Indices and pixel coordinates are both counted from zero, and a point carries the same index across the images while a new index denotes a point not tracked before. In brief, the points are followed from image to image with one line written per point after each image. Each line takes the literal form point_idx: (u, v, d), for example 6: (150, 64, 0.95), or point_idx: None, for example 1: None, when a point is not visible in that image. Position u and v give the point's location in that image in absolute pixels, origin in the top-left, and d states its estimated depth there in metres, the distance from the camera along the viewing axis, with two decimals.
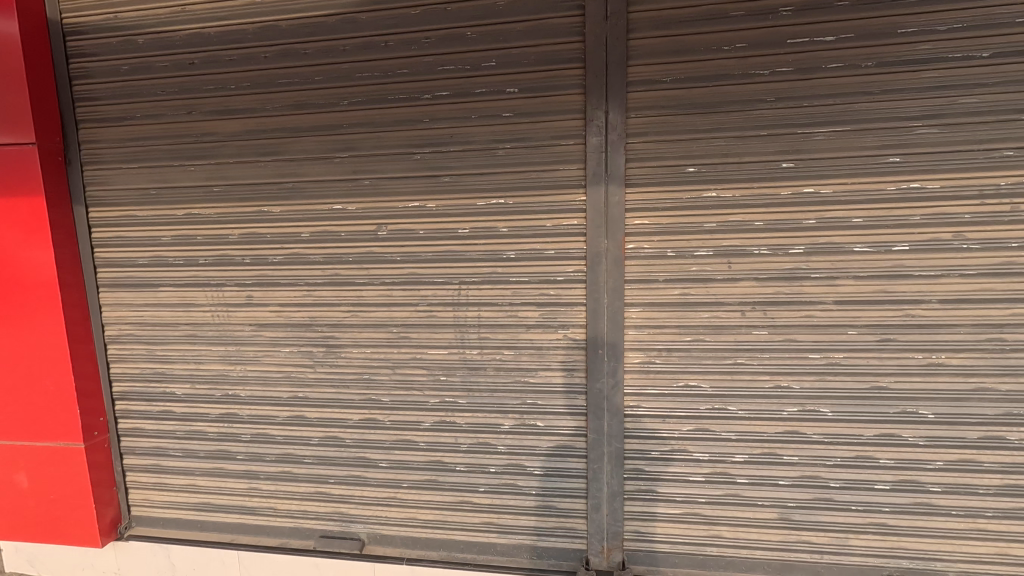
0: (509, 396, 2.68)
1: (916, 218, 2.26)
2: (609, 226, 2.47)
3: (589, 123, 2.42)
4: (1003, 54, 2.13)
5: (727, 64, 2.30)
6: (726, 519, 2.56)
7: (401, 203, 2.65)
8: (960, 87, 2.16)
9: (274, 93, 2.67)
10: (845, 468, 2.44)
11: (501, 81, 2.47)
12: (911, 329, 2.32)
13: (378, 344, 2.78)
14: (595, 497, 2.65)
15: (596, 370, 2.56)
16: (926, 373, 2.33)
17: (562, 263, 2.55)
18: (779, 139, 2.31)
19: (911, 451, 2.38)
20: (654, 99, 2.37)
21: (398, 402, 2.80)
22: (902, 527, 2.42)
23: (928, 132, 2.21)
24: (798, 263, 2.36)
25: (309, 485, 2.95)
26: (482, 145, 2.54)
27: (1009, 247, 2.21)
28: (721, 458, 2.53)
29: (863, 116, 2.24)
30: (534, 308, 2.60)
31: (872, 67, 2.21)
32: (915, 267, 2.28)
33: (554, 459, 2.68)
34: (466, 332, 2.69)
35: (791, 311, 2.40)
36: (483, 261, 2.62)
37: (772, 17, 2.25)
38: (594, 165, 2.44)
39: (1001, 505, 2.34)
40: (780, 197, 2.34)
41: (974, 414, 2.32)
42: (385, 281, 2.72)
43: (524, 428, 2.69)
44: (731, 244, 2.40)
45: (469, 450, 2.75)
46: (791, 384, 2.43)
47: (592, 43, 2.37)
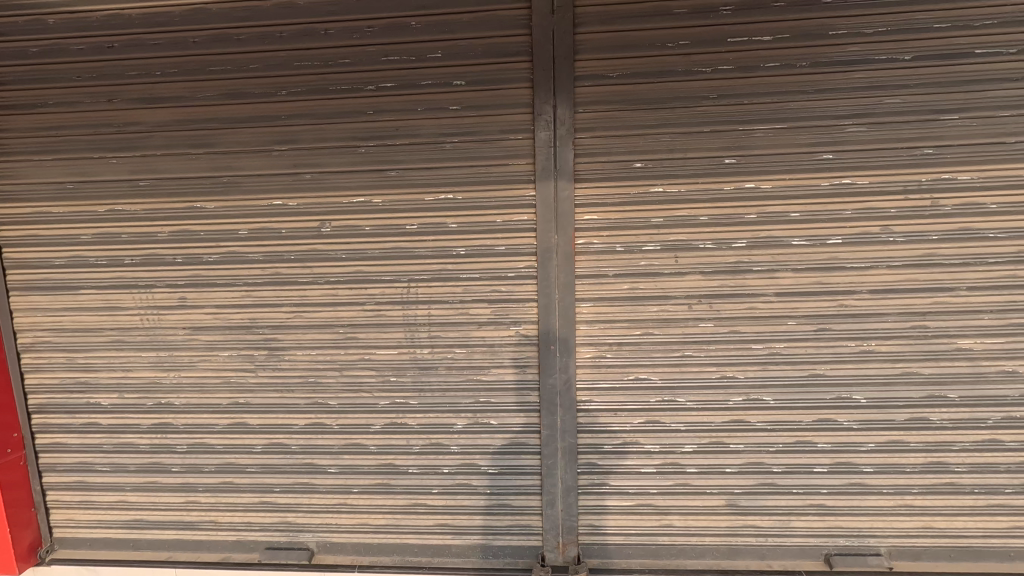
0: (462, 395, 2.65)
1: (847, 212, 2.37)
2: (559, 221, 2.47)
3: (538, 118, 2.40)
4: (924, 57, 2.25)
5: (672, 60, 2.33)
6: (677, 508, 2.63)
7: (345, 199, 2.55)
8: (886, 88, 2.28)
9: (205, 81, 2.51)
10: (786, 453, 2.55)
11: (447, 73, 2.42)
12: (845, 318, 2.44)
13: (324, 345, 2.67)
14: (550, 492, 2.65)
15: (548, 366, 2.56)
16: (858, 360, 2.46)
17: (513, 259, 2.53)
18: (722, 135, 2.37)
19: (846, 434, 2.51)
20: (601, 94, 2.38)
21: (346, 405, 2.71)
22: (838, 506, 2.56)
23: (858, 131, 2.32)
24: (740, 257, 2.44)
25: (252, 495, 2.82)
26: (429, 139, 2.47)
27: (931, 240, 2.36)
28: (671, 448, 2.59)
29: (799, 114, 2.33)
30: (486, 304, 2.58)
31: (807, 67, 2.29)
32: (848, 259, 2.40)
33: (508, 456, 2.67)
34: (416, 331, 2.63)
35: (735, 304, 2.47)
36: (433, 258, 2.57)
37: (713, 16, 2.29)
38: (543, 160, 2.43)
39: (925, 481, 2.51)
40: (724, 192, 2.40)
41: (901, 397, 2.47)
42: (330, 280, 2.62)
43: (477, 427, 2.66)
44: (678, 239, 2.45)
45: (422, 452, 2.70)
46: (736, 375, 2.51)
47: (539, 37, 2.34)
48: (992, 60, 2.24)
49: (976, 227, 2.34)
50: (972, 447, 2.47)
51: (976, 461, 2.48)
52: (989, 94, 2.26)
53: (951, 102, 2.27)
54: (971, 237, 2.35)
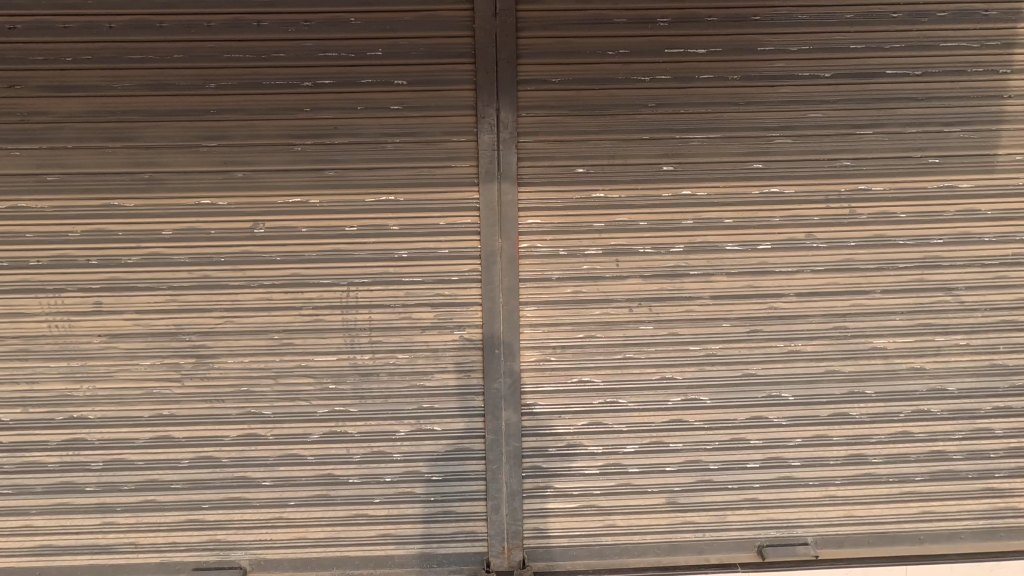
0: (404, 402, 2.59)
1: (776, 219, 2.50)
2: (503, 224, 2.47)
3: (481, 121, 2.39)
4: (842, 75, 2.41)
5: (612, 68, 2.38)
6: (620, 508, 2.68)
7: (280, 199, 2.44)
8: (809, 103, 2.43)
9: (124, 70, 2.33)
10: (722, 450, 2.65)
11: (388, 72, 2.36)
12: (774, 320, 2.57)
13: (257, 352, 2.55)
14: (495, 498, 2.64)
15: (493, 371, 2.55)
16: (787, 359, 2.60)
17: (457, 263, 2.50)
18: (660, 143, 2.44)
19: (776, 430, 2.64)
20: (544, 98, 2.39)
21: (282, 415, 2.59)
22: (770, 499, 2.69)
23: (785, 142, 2.45)
24: (678, 262, 2.52)
25: (178, 513, 2.64)
26: (369, 138, 2.41)
27: (850, 246, 2.53)
28: (614, 449, 2.63)
29: (732, 125, 2.43)
30: (428, 308, 2.53)
31: (738, 80, 2.40)
32: (777, 264, 2.53)
33: (452, 462, 2.63)
34: (357, 336, 2.55)
35: (674, 306, 2.55)
36: (374, 261, 2.50)
37: (651, 27, 2.36)
38: (486, 163, 2.42)
39: (847, 472, 2.68)
40: (662, 199, 2.47)
41: (825, 393, 2.62)
42: (265, 283, 2.50)
43: (421, 433, 2.61)
44: (619, 243, 2.50)
45: (363, 461, 2.62)
46: (674, 375, 2.59)
47: (481, 39, 2.33)
48: (902, 80, 2.42)
49: (889, 235, 2.53)
50: (887, 439, 2.66)
51: (891, 452, 2.67)
52: (899, 112, 2.44)
53: (866, 118, 2.44)
54: (885, 244, 2.53)
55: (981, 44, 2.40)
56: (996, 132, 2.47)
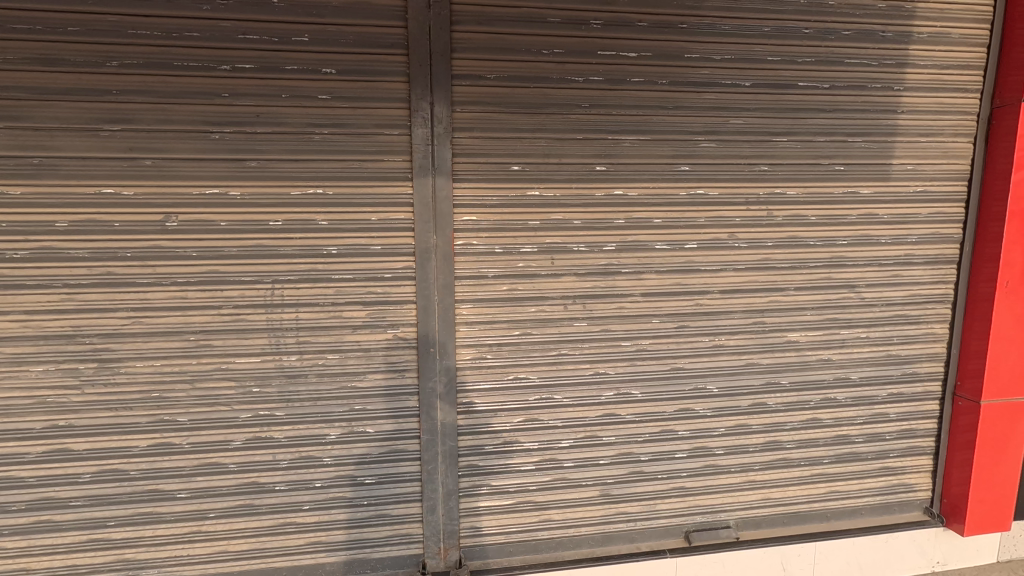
0: (335, 404, 2.50)
1: (701, 220, 2.62)
2: (437, 221, 2.42)
3: (414, 114, 2.33)
4: (761, 85, 2.56)
5: (547, 67, 2.39)
6: (555, 502, 2.72)
7: (195, 190, 2.27)
8: (731, 110, 2.56)
9: (7, 41, 2.07)
10: (652, 442, 2.75)
11: (315, 59, 2.25)
12: (700, 316, 2.70)
13: (170, 355, 2.36)
14: (430, 498, 2.61)
15: (427, 370, 2.51)
16: (712, 353, 2.74)
17: (390, 259, 2.44)
18: (593, 143, 2.48)
19: (701, 421, 2.78)
20: (479, 94, 2.37)
21: (200, 421, 2.42)
22: (695, 486, 2.83)
23: (709, 146, 2.57)
24: (611, 260, 2.59)
25: (79, 533, 2.41)
26: (294, 128, 2.29)
27: (767, 246, 2.70)
28: (549, 445, 2.67)
29: (661, 128, 2.52)
30: (360, 307, 2.45)
31: (667, 85, 2.49)
32: (702, 263, 2.66)
33: (386, 464, 2.57)
34: (283, 337, 2.42)
35: (607, 304, 2.62)
36: (301, 257, 2.38)
37: (584, 28, 2.39)
38: (420, 158, 2.37)
39: (764, 458, 2.87)
40: (596, 198, 2.52)
41: (744, 384, 2.79)
42: (178, 281, 2.32)
43: (353, 436, 2.53)
44: (555, 241, 2.53)
45: (291, 466, 2.51)
46: (607, 371, 2.66)
47: (414, 30, 2.27)
48: (812, 92, 2.61)
49: (802, 236, 2.72)
50: (798, 426, 2.87)
51: (802, 437, 2.89)
52: (810, 122, 2.63)
53: (782, 126, 2.61)
54: (798, 244, 2.72)
55: (879, 62, 2.63)
56: (892, 143, 2.72)
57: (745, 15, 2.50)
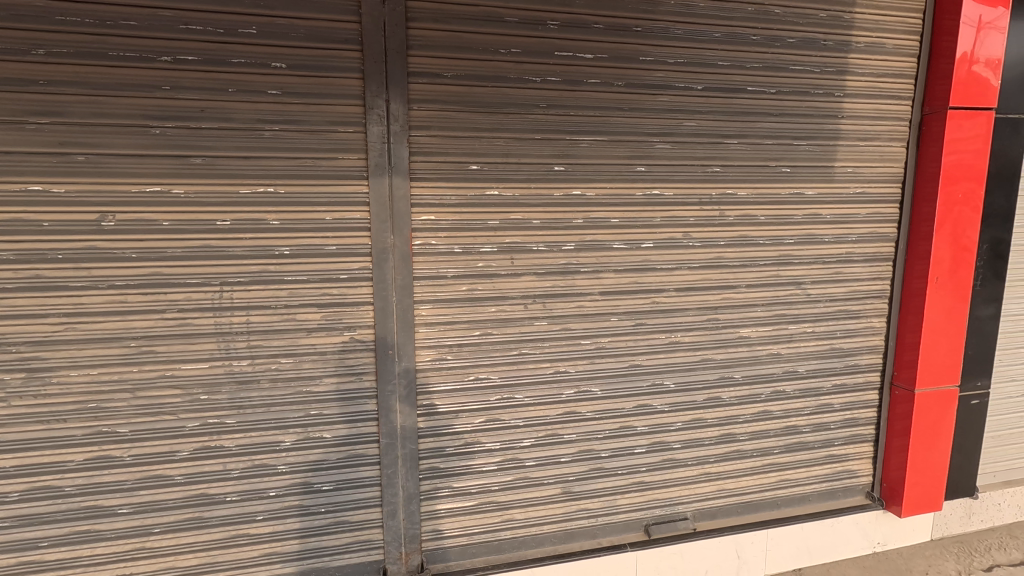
0: (290, 409, 2.42)
1: (657, 220, 2.69)
2: (395, 221, 2.38)
3: (370, 112, 2.28)
4: (712, 89, 2.64)
5: (504, 67, 2.39)
6: (517, 502, 2.72)
7: (134, 188, 2.15)
8: (684, 113, 2.63)
9: None
10: (612, 439, 2.80)
11: (264, 53, 2.17)
12: (656, 314, 2.76)
13: (109, 363, 2.23)
14: (391, 502, 2.56)
15: (387, 373, 2.47)
16: (668, 350, 2.81)
17: (346, 260, 2.38)
18: (552, 143, 2.50)
19: (659, 416, 2.85)
20: (436, 93, 2.35)
21: (143, 432, 2.29)
22: (654, 480, 2.89)
23: (664, 148, 2.63)
24: (570, 259, 2.61)
25: (6, 556, 2.23)
26: (243, 124, 2.20)
27: (720, 245, 2.79)
28: (511, 444, 2.67)
29: (617, 129, 2.56)
30: (315, 309, 2.38)
31: (622, 87, 2.53)
32: (658, 262, 2.72)
33: (344, 470, 2.51)
34: (233, 341, 2.33)
35: (567, 303, 2.64)
36: (251, 259, 2.29)
37: (541, 29, 2.40)
38: (376, 157, 2.32)
39: (718, 450, 2.96)
40: (554, 198, 2.54)
41: (700, 379, 2.87)
42: (117, 284, 2.18)
43: (309, 442, 2.45)
44: (514, 241, 2.53)
45: (243, 476, 2.41)
46: (567, 369, 2.69)
47: (368, 26, 2.22)
48: (760, 96, 2.71)
49: (751, 235, 2.82)
50: (750, 418, 2.98)
51: (754, 429, 3.00)
52: (758, 125, 2.73)
53: (732, 129, 2.70)
54: (748, 243, 2.82)
55: (821, 69, 2.76)
56: (834, 147, 2.86)
57: (697, 21, 2.57)
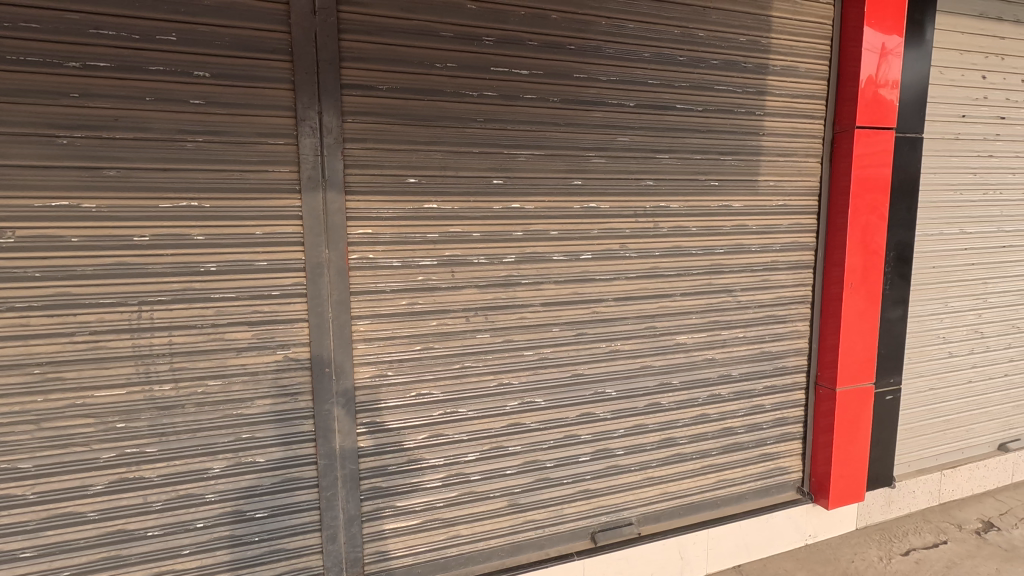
0: (218, 435, 2.27)
1: (595, 232, 2.75)
2: (330, 235, 2.31)
3: (302, 123, 2.22)
4: (644, 106, 2.75)
5: (440, 81, 2.39)
6: (463, 517, 2.67)
7: (38, 200, 1.97)
8: (618, 128, 2.72)
9: None
10: (557, 448, 2.81)
11: (185, 61, 2.06)
12: (597, 323, 2.81)
13: (9, 392, 2.01)
14: (331, 526, 2.45)
15: (324, 392, 2.37)
16: (610, 358, 2.86)
17: (278, 275, 2.28)
18: (490, 157, 2.51)
19: (602, 424, 2.88)
20: (372, 105, 2.31)
21: (48, 467, 2.08)
22: (599, 488, 2.92)
23: (600, 162, 2.71)
24: (511, 271, 2.62)
25: None
26: (162, 134, 2.07)
27: (655, 256, 2.88)
28: (455, 460, 2.62)
29: (554, 143, 2.61)
30: (245, 327, 2.26)
31: (558, 103, 2.59)
32: (597, 272, 2.78)
33: (279, 495, 2.38)
34: (153, 364, 2.16)
35: (509, 314, 2.64)
36: (174, 276, 2.15)
37: (477, 44, 2.42)
38: (309, 169, 2.25)
39: (659, 455, 3.03)
40: (494, 210, 2.55)
41: (640, 386, 2.94)
42: (18, 306, 1.99)
43: (239, 468, 2.31)
44: (454, 253, 2.51)
45: (166, 508, 2.23)
46: (511, 381, 2.68)
47: (299, 36, 2.17)
48: (689, 114, 2.85)
49: (684, 245, 2.94)
50: (689, 422, 3.07)
51: (693, 432, 3.09)
52: (687, 140, 2.87)
53: (663, 145, 2.82)
54: (681, 253, 2.94)
55: (742, 90, 2.94)
56: (756, 162, 3.03)
57: (627, 41, 2.68)
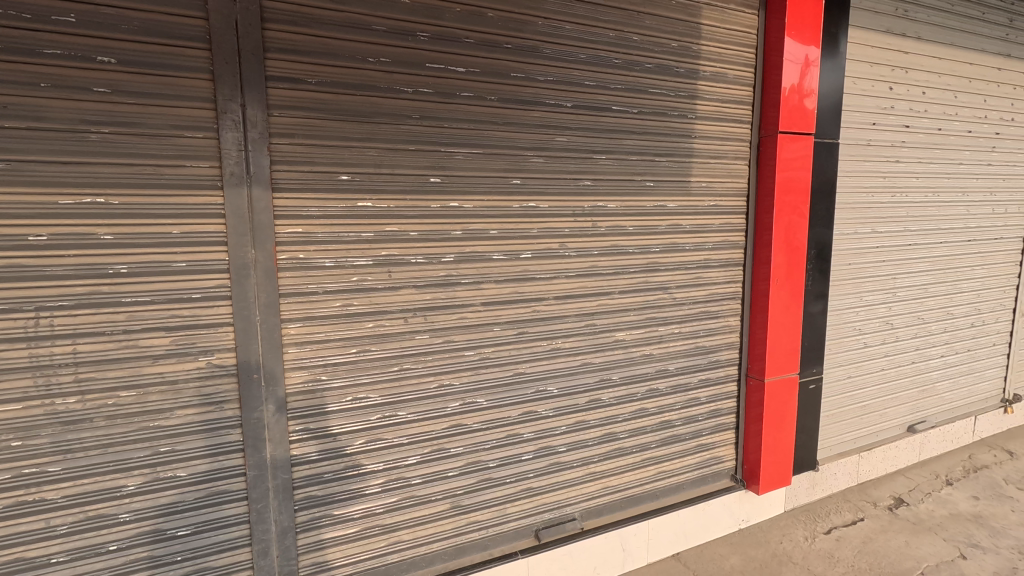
0: (133, 449, 2.10)
1: (534, 231, 2.75)
2: (256, 234, 2.19)
3: (223, 116, 2.09)
4: (581, 107, 2.78)
5: (373, 76, 2.32)
6: (404, 522, 2.60)
7: None
8: (555, 128, 2.73)
9: None
10: (499, 448, 2.79)
11: (88, 45, 1.89)
12: (537, 322, 2.82)
13: None
14: (262, 540, 2.33)
15: (252, 399, 2.25)
16: (551, 356, 2.87)
17: (199, 277, 2.14)
18: (427, 155, 2.46)
19: (544, 422, 2.89)
20: (300, 99, 2.21)
21: None
22: (541, 486, 2.93)
23: (539, 161, 2.72)
24: (449, 271, 2.58)
25: None
26: (61, 124, 1.90)
27: (594, 254, 2.92)
28: (395, 464, 2.55)
29: (492, 142, 2.59)
30: (162, 333, 2.11)
31: (496, 101, 2.57)
32: (537, 271, 2.78)
33: (203, 511, 2.23)
34: (54, 375, 1.98)
35: (448, 315, 2.60)
36: (78, 278, 1.97)
37: (411, 39, 2.37)
38: (232, 165, 2.13)
39: (600, 450, 3.08)
40: (431, 209, 2.50)
41: (580, 383, 2.97)
42: None
43: (158, 484, 2.15)
44: (391, 253, 2.44)
45: (73, 531, 2.04)
46: (452, 382, 2.64)
47: (218, 24, 2.04)
48: (624, 116, 2.90)
49: (621, 244, 3.00)
50: (628, 416, 3.13)
51: (632, 427, 3.16)
52: (623, 142, 2.92)
53: (600, 145, 2.86)
54: (619, 252, 2.99)
55: (674, 93, 3.03)
56: (688, 164, 3.13)
57: (564, 42, 2.70)
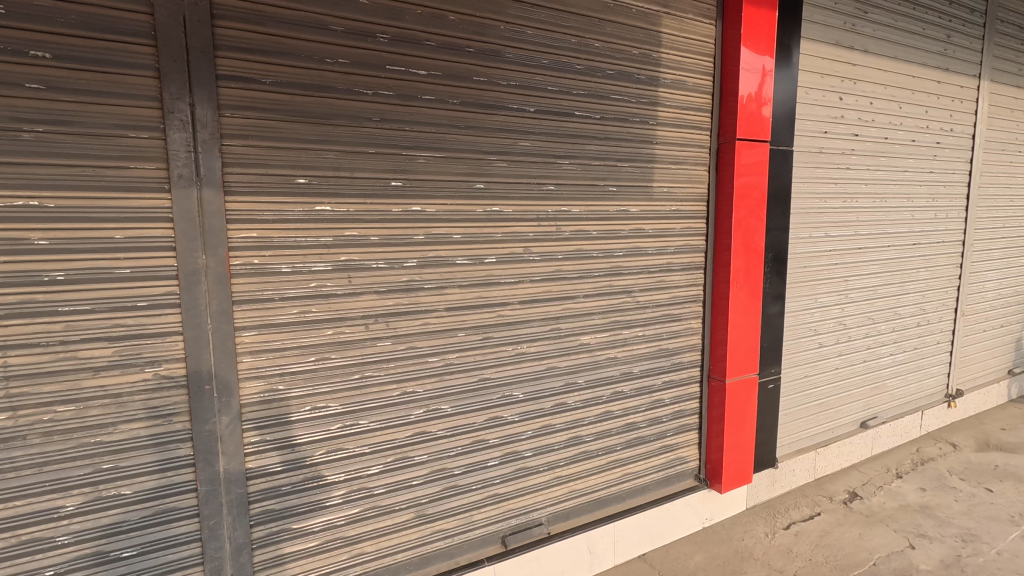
0: (72, 467, 1.98)
1: (498, 235, 2.73)
2: (207, 238, 2.10)
3: (170, 116, 2.00)
4: (543, 111, 2.78)
5: (331, 77, 2.26)
6: (367, 534, 2.53)
7: None
8: (518, 132, 2.73)
9: None
10: (464, 455, 2.75)
11: (20, 38, 1.79)
12: (502, 327, 2.80)
13: None
14: (215, 558, 2.23)
15: (204, 411, 2.15)
16: (516, 360, 2.85)
17: (145, 284, 2.04)
18: (388, 157, 2.42)
19: (508, 428, 2.87)
20: (253, 99, 2.14)
21: None
22: (507, 492, 2.90)
23: (502, 165, 2.70)
24: (412, 276, 2.53)
25: None
26: None
27: (558, 258, 2.93)
28: (357, 474, 2.48)
29: (455, 145, 2.56)
30: (104, 343, 2.00)
31: (458, 105, 2.55)
32: (501, 275, 2.76)
33: (151, 529, 2.12)
34: None
35: (411, 320, 2.55)
36: (11, 286, 1.85)
37: (370, 40, 2.32)
38: (180, 166, 2.04)
39: (565, 455, 3.07)
40: (393, 213, 2.45)
41: (546, 388, 2.96)
42: None
43: (100, 503, 2.03)
44: (351, 258, 2.38)
45: (4, 557, 1.91)
46: (415, 389, 2.59)
47: (164, 19, 1.96)
48: (587, 121, 2.92)
49: (585, 248, 3.01)
50: (594, 419, 3.14)
51: (597, 430, 3.16)
52: (586, 146, 2.94)
53: (563, 150, 2.87)
54: (583, 256, 3.00)
55: (636, 99, 3.06)
56: (650, 169, 3.17)
57: (527, 46, 2.69)
